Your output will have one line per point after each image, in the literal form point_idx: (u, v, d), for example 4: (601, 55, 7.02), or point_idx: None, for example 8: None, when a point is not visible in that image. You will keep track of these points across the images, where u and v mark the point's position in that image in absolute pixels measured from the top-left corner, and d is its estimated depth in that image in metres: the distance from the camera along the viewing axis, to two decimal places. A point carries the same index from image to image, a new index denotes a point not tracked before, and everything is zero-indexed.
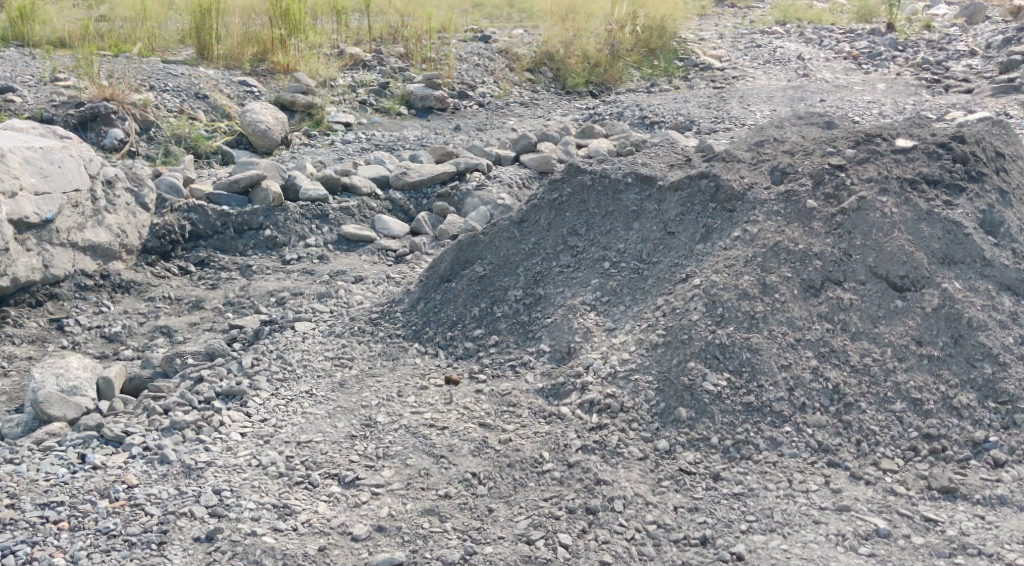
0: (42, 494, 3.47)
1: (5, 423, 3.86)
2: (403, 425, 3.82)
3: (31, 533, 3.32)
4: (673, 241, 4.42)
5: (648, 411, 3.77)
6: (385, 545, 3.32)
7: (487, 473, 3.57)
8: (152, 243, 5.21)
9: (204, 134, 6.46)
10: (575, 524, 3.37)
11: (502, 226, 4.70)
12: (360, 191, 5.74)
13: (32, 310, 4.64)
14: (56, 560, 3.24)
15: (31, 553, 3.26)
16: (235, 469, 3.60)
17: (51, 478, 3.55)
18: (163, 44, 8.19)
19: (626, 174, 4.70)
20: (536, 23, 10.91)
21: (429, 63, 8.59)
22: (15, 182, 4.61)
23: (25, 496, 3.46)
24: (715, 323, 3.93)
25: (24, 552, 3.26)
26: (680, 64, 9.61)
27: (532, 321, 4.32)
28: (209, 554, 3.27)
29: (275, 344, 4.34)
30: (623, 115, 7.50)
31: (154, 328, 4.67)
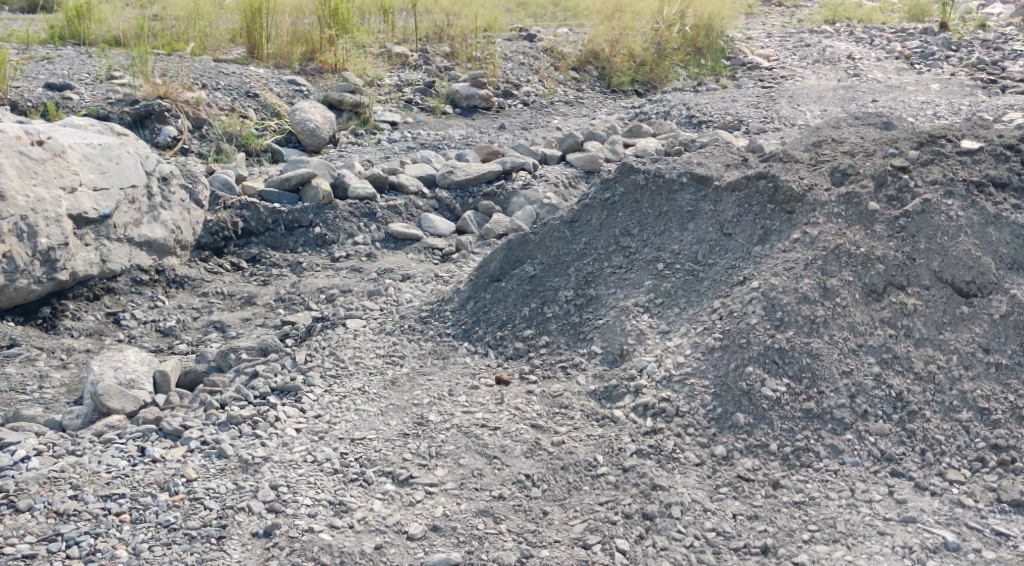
0: (104, 486, 3.49)
1: (65, 415, 3.87)
2: (454, 424, 3.79)
3: (94, 525, 3.33)
4: (730, 242, 4.37)
5: (704, 416, 3.73)
6: (441, 545, 3.30)
7: (541, 475, 3.54)
8: (205, 240, 5.24)
9: (255, 133, 6.48)
10: (632, 530, 3.33)
11: (553, 226, 4.66)
12: (407, 190, 5.74)
13: (89, 304, 4.66)
14: (118, 552, 3.24)
15: (94, 544, 3.27)
16: (292, 464, 3.59)
17: (111, 470, 3.56)
18: (215, 43, 8.21)
19: (680, 174, 4.65)
20: (581, 22, 10.87)
21: (474, 62, 8.57)
22: (75, 178, 4.63)
23: (87, 488, 3.47)
24: (775, 327, 3.88)
25: (88, 543, 3.26)
26: (727, 64, 9.50)
27: (583, 322, 4.29)
28: (267, 549, 3.26)
29: (327, 341, 4.33)
30: (670, 115, 7.43)
31: (208, 323, 4.68)
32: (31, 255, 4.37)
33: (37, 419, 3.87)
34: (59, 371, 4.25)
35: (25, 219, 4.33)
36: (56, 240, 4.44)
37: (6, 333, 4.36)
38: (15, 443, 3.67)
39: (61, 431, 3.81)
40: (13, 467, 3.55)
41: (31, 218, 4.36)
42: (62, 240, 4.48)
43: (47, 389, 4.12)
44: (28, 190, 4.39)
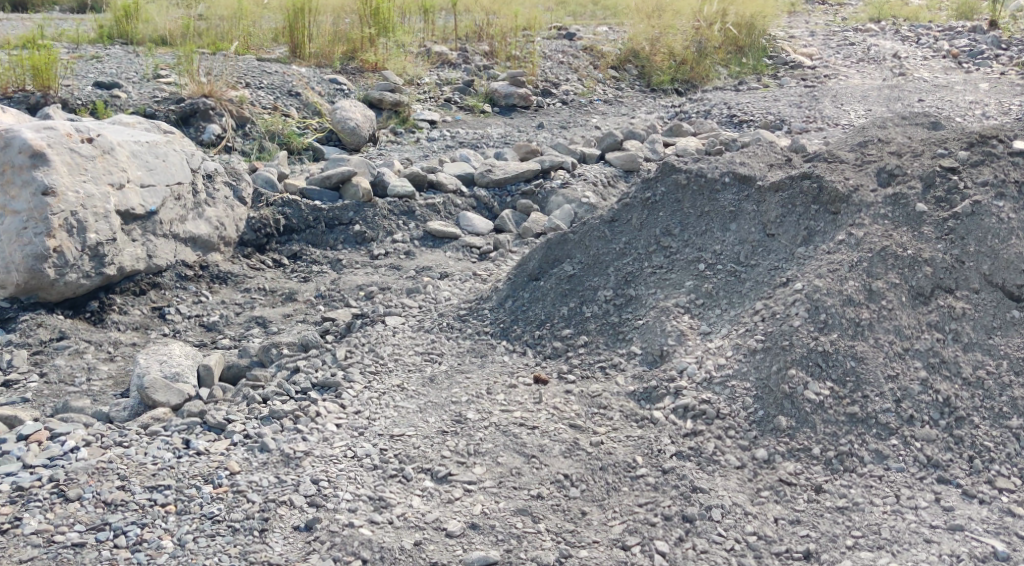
0: (151, 477, 3.51)
1: (112, 407, 3.90)
2: (493, 422, 3.78)
3: (141, 515, 3.35)
4: (773, 243, 4.33)
5: (745, 418, 3.69)
6: (479, 543, 3.29)
7: (580, 475, 3.52)
8: (249, 237, 5.27)
9: (297, 131, 6.52)
10: (671, 532, 3.31)
11: (592, 226, 4.64)
12: (446, 188, 5.74)
13: (136, 299, 4.70)
14: (164, 542, 3.26)
15: (141, 535, 3.29)
16: (332, 459, 3.60)
17: (157, 462, 3.58)
18: (258, 42, 8.29)
19: (723, 174, 4.60)
20: (621, 21, 10.83)
21: (514, 61, 8.55)
22: (123, 175, 4.66)
23: (134, 479, 3.49)
24: (819, 329, 3.83)
25: (135, 533, 3.29)
26: (769, 62, 9.42)
27: (623, 322, 4.26)
28: (308, 543, 3.27)
29: (367, 338, 4.34)
30: (711, 113, 7.37)
31: (250, 319, 4.70)
32: (80, 250, 4.42)
33: (85, 410, 3.90)
34: (107, 364, 4.29)
35: (75, 215, 4.39)
36: (104, 236, 4.49)
37: (56, 325, 4.39)
38: (65, 433, 3.71)
39: (108, 423, 3.83)
40: (62, 457, 3.58)
41: (80, 214, 4.41)
42: (110, 236, 4.53)
43: (95, 381, 4.16)
44: (78, 186, 4.43)
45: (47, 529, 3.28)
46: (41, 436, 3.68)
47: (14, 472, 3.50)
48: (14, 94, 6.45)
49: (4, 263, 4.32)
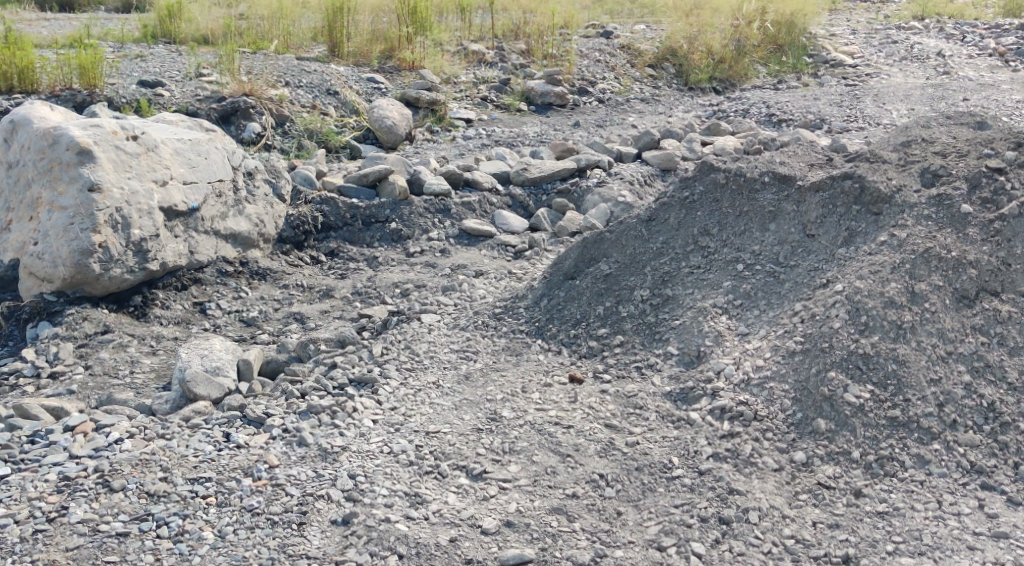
0: (192, 469, 3.51)
1: (155, 400, 3.94)
2: (528, 421, 3.77)
3: (183, 506, 3.36)
4: (813, 244, 4.30)
5: (783, 421, 3.67)
6: (515, 541, 3.29)
7: (615, 476, 3.51)
8: (287, 233, 5.29)
9: (334, 129, 6.54)
10: (708, 533, 3.28)
11: (629, 225, 4.61)
12: (482, 187, 5.73)
13: (178, 293, 4.73)
14: (205, 534, 3.27)
15: (182, 526, 3.29)
16: (369, 455, 3.60)
17: (199, 454, 3.59)
18: (297, 41, 8.33)
19: (762, 173, 4.56)
20: (659, 19, 10.78)
21: (551, 59, 8.54)
22: (166, 172, 4.70)
23: (176, 471, 3.49)
24: (859, 331, 3.79)
25: (176, 524, 3.29)
26: (809, 61, 9.36)
27: (659, 322, 4.24)
28: (345, 537, 3.27)
29: (403, 335, 4.34)
30: (750, 112, 7.32)
31: (289, 314, 4.73)
32: (125, 245, 4.46)
33: (128, 403, 3.94)
34: (149, 358, 4.33)
35: (120, 211, 4.44)
36: (148, 232, 4.53)
37: (101, 319, 4.44)
38: (110, 425, 3.74)
39: (151, 415, 3.87)
40: (107, 448, 3.60)
41: (125, 210, 4.46)
42: (154, 232, 4.57)
43: (137, 374, 4.20)
44: (123, 183, 4.49)
45: (93, 518, 3.29)
46: (86, 427, 3.71)
47: (61, 462, 3.53)
48: (61, 92, 6.54)
49: (50, 258, 4.36)
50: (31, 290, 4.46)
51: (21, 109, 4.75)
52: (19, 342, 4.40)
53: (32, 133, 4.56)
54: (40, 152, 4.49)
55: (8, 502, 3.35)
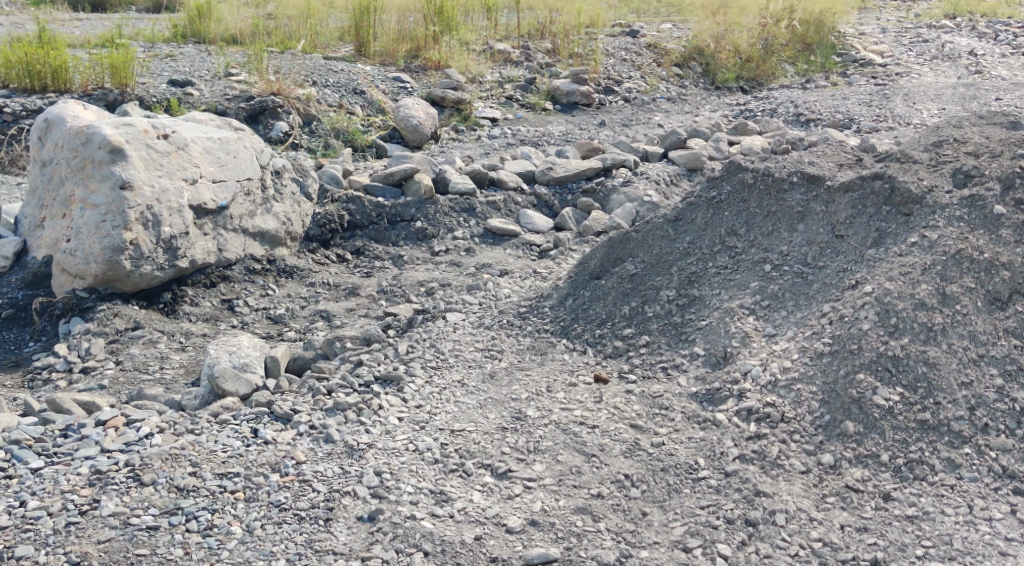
0: (221, 464, 3.51)
1: (184, 395, 3.96)
2: (553, 421, 3.76)
3: (212, 500, 3.36)
4: (842, 245, 4.26)
5: (811, 423, 3.64)
6: (539, 540, 3.27)
7: (640, 476, 3.50)
8: (314, 232, 5.29)
9: (361, 128, 6.55)
10: (734, 535, 3.27)
11: (656, 224, 4.58)
12: (507, 186, 5.72)
13: (206, 291, 4.75)
14: (233, 528, 3.27)
15: (211, 520, 3.29)
16: (394, 452, 3.59)
17: (227, 450, 3.59)
18: (325, 40, 8.36)
19: (791, 174, 4.52)
20: (686, 18, 10.74)
21: (576, 59, 8.53)
22: (196, 170, 4.72)
23: (205, 466, 3.50)
24: (889, 333, 3.75)
25: (205, 518, 3.29)
26: (839, 60, 9.28)
27: (685, 323, 4.22)
28: (371, 533, 3.26)
29: (428, 333, 4.34)
30: (777, 112, 7.27)
31: (315, 312, 4.75)
32: (155, 243, 4.48)
33: (158, 398, 3.96)
34: (178, 354, 4.35)
35: (151, 209, 4.46)
36: (178, 229, 4.55)
37: (131, 315, 4.47)
38: (140, 420, 3.76)
39: (180, 411, 3.89)
40: (138, 442, 3.61)
41: (156, 208, 4.48)
42: (184, 229, 4.59)
43: (167, 370, 4.22)
44: (154, 181, 4.51)
45: (124, 511, 3.30)
46: (118, 422, 3.73)
47: (92, 456, 3.53)
48: (93, 92, 6.59)
49: (82, 255, 4.39)
50: (64, 286, 4.48)
51: (54, 108, 4.79)
52: (51, 337, 4.43)
53: (65, 131, 4.59)
54: (73, 151, 4.52)
55: (41, 495, 3.36)
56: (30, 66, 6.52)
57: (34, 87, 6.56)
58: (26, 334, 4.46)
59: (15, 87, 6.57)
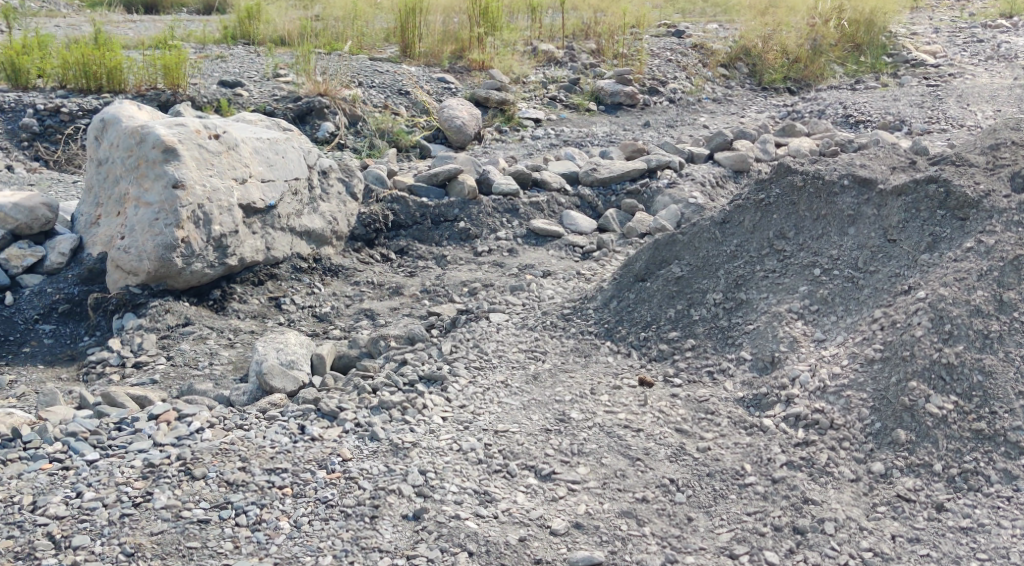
0: (269, 460, 3.52)
1: (233, 391, 3.98)
2: (598, 423, 3.74)
3: (260, 495, 3.37)
4: (894, 249, 4.18)
5: (861, 430, 3.59)
6: (584, 542, 3.25)
7: (686, 481, 3.47)
8: (359, 231, 5.31)
9: (405, 129, 6.56)
10: (781, 543, 3.23)
11: (703, 226, 4.53)
12: (550, 187, 5.69)
13: (254, 289, 4.78)
14: (282, 524, 3.27)
15: (260, 515, 3.30)
16: (438, 451, 3.58)
17: (275, 445, 3.59)
18: (371, 41, 8.40)
19: (842, 177, 4.45)
20: (733, 17, 10.67)
21: (621, 59, 8.48)
22: (246, 170, 4.74)
23: (254, 460, 3.51)
24: (943, 340, 3.69)
25: (254, 513, 3.30)
26: (889, 60, 9.15)
27: (732, 327, 4.18)
28: (416, 532, 3.26)
29: (471, 334, 4.32)
30: (826, 113, 7.18)
31: (359, 311, 4.77)
32: (206, 241, 4.52)
33: (207, 393, 3.99)
34: (227, 350, 4.38)
35: (202, 208, 4.49)
36: (227, 228, 4.58)
37: (182, 312, 4.51)
38: (191, 414, 3.78)
39: (229, 406, 3.91)
40: (189, 437, 3.63)
41: (207, 207, 4.51)
42: (233, 228, 4.62)
43: (216, 366, 4.25)
44: (205, 180, 4.54)
45: (175, 504, 3.31)
46: (170, 416, 3.75)
47: (145, 449, 3.56)
48: (147, 92, 6.69)
49: (135, 252, 4.44)
50: (117, 282, 4.53)
51: (110, 108, 4.83)
52: (106, 333, 4.49)
53: (120, 131, 4.64)
54: (128, 150, 4.57)
55: (96, 486, 3.38)
56: (86, 67, 6.62)
57: (90, 87, 6.66)
58: (81, 329, 4.52)
59: (72, 88, 6.68)
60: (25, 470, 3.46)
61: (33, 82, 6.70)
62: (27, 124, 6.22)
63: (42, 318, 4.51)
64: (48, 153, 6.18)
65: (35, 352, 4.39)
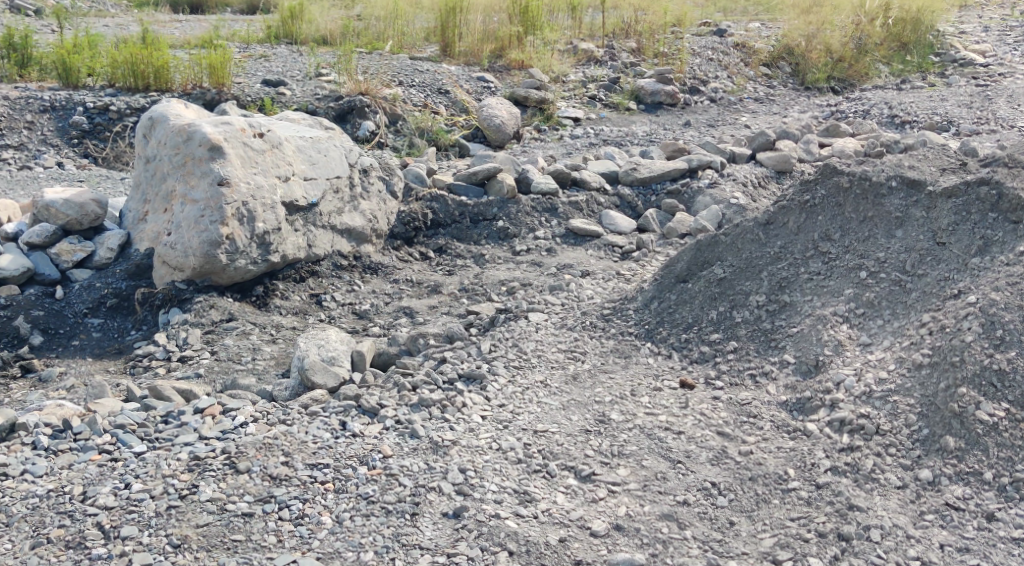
0: (312, 455, 3.52)
1: (275, 386, 4.01)
2: (638, 425, 3.71)
3: (303, 490, 3.37)
4: (943, 252, 4.11)
5: (908, 436, 3.53)
6: (624, 545, 3.22)
7: (728, 484, 3.42)
8: (398, 230, 5.30)
9: (444, 128, 6.56)
10: (826, 549, 3.17)
11: (746, 227, 4.48)
12: (590, 186, 5.66)
13: (296, 285, 4.80)
14: (324, 519, 3.27)
15: (303, 509, 3.30)
16: (477, 450, 3.56)
17: (317, 441, 3.59)
18: (411, 41, 8.40)
19: (889, 178, 4.38)
20: (775, 16, 10.56)
21: (662, 58, 8.42)
22: (289, 168, 4.76)
23: (297, 455, 3.51)
24: (994, 346, 3.63)
25: (297, 507, 3.31)
26: (936, 60, 9.01)
27: (775, 329, 4.12)
28: (456, 530, 3.25)
29: (511, 333, 4.30)
30: (871, 113, 7.08)
31: (399, 309, 4.76)
32: (249, 238, 4.54)
33: (251, 389, 4.01)
34: (269, 345, 4.40)
35: (246, 205, 4.51)
36: (270, 225, 4.60)
37: (226, 308, 4.53)
38: (235, 409, 3.79)
39: (271, 401, 3.92)
40: (233, 431, 3.64)
41: (251, 204, 4.53)
42: (276, 225, 4.64)
43: (259, 361, 4.27)
44: (250, 178, 4.56)
45: (220, 497, 3.32)
46: (215, 410, 3.77)
47: (191, 442, 3.57)
48: (193, 91, 6.74)
49: (182, 248, 4.46)
50: (164, 278, 4.55)
51: (158, 106, 4.87)
52: (152, 327, 4.52)
53: (168, 129, 4.67)
54: (176, 148, 4.59)
55: (143, 478, 3.40)
56: (134, 66, 6.68)
57: (138, 86, 6.72)
58: (128, 323, 4.56)
59: (120, 86, 6.75)
60: (76, 461, 3.49)
61: (82, 81, 6.77)
62: (77, 122, 6.31)
63: (91, 312, 4.55)
64: (97, 150, 6.25)
65: (84, 346, 4.44)
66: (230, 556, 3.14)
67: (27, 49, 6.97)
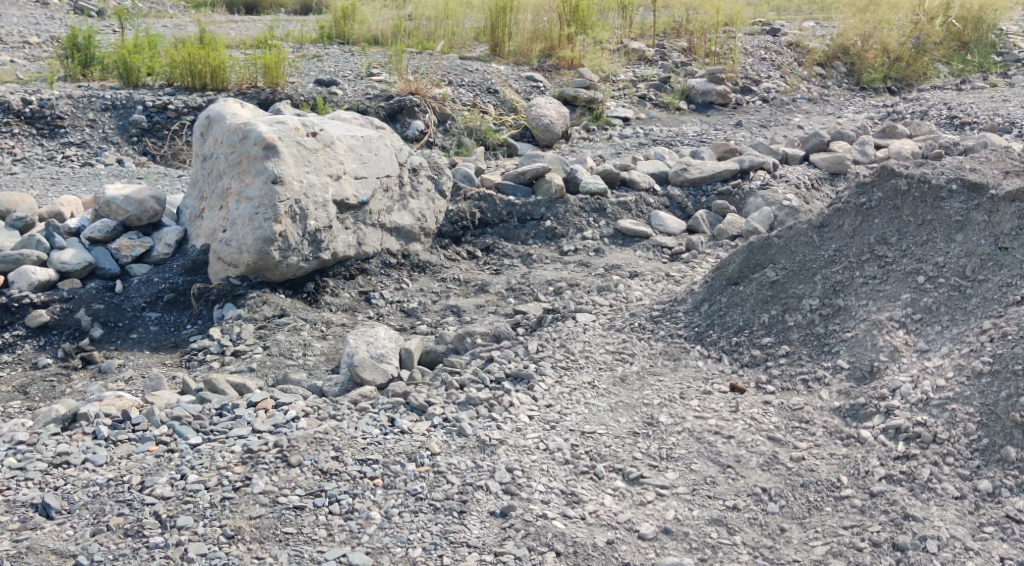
0: (361, 450, 3.51)
1: (325, 382, 4.01)
2: (686, 429, 3.66)
3: (352, 485, 3.36)
4: (1006, 257, 4.00)
5: (966, 446, 3.44)
6: (673, 548, 3.18)
7: (779, 490, 3.37)
8: (446, 228, 5.29)
9: (493, 127, 6.54)
10: (880, 559, 3.10)
11: (800, 229, 4.40)
12: (639, 186, 5.61)
13: (345, 282, 4.80)
14: (373, 514, 3.26)
15: (352, 504, 3.30)
16: (525, 450, 3.53)
17: (366, 436, 3.59)
18: (461, 41, 8.40)
19: (950, 181, 4.28)
20: (830, 15, 10.39)
21: (713, 57, 8.31)
22: (341, 167, 4.77)
23: (347, 451, 3.50)
24: None
25: (347, 502, 3.30)
26: (998, 60, 8.87)
27: (829, 334, 4.05)
28: (504, 529, 3.22)
29: (558, 333, 4.26)
30: (928, 115, 6.93)
31: (446, 307, 4.75)
32: (301, 236, 4.56)
33: (301, 383, 4.02)
34: (319, 342, 4.42)
35: (299, 204, 4.53)
36: (321, 223, 4.62)
37: (278, 303, 4.55)
38: (288, 403, 3.80)
39: (321, 397, 3.93)
40: (286, 425, 3.65)
41: (303, 203, 4.55)
42: (327, 223, 4.65)
43: (309, 357, 4.29)
44: (303, 177, 4.58)
45: (273, 490, 3.33)
46: (267, 404, 3.78)
47: (245, 435, 3.59)
48: (247, 91, 6.79)
49: (236, 245, 4.48)
50: (218, 273, 4.58)
51: (216, 106, 4.91)
52: (207, 321, 4.55)
53: (225, 128, 4.70)
54: (232, 147, 4.63)
55: (199, 469, 3.42)
56: (192, 66, 6.75)
57: (195, 85, 6.79)
58: (184, 317, 4.59)
59: (178, 86, 6.82)
60: (134, 451, 3.52)
61: (142, 81, 6.86)
62: (136, 120, 6.40)
63: (149, 306, 4.59)
64: (155, 148, 6.32)
65: (142, 338, 4.48)
66: (282, 548, 3.15)
67: (89, 49, 7.08)
